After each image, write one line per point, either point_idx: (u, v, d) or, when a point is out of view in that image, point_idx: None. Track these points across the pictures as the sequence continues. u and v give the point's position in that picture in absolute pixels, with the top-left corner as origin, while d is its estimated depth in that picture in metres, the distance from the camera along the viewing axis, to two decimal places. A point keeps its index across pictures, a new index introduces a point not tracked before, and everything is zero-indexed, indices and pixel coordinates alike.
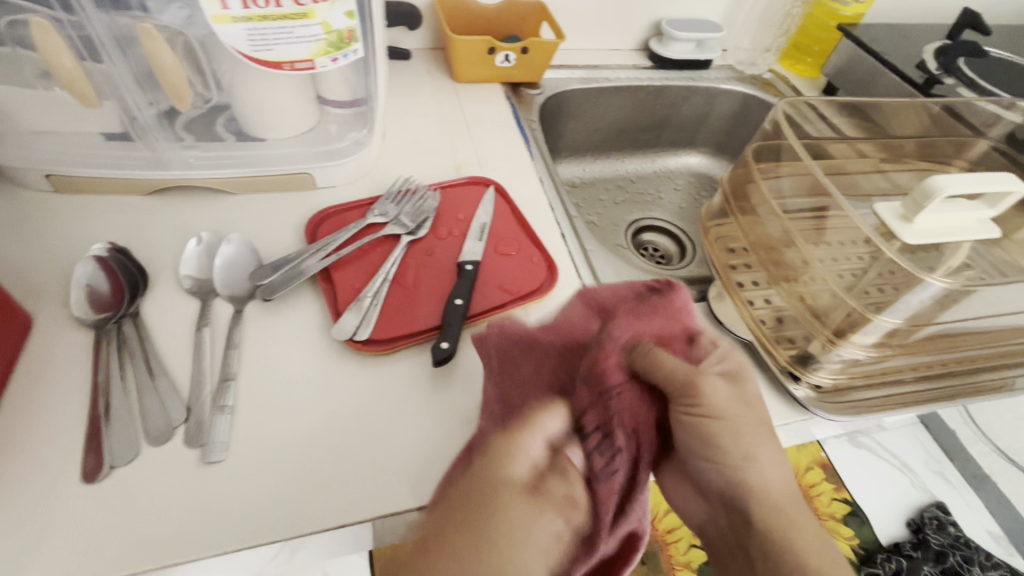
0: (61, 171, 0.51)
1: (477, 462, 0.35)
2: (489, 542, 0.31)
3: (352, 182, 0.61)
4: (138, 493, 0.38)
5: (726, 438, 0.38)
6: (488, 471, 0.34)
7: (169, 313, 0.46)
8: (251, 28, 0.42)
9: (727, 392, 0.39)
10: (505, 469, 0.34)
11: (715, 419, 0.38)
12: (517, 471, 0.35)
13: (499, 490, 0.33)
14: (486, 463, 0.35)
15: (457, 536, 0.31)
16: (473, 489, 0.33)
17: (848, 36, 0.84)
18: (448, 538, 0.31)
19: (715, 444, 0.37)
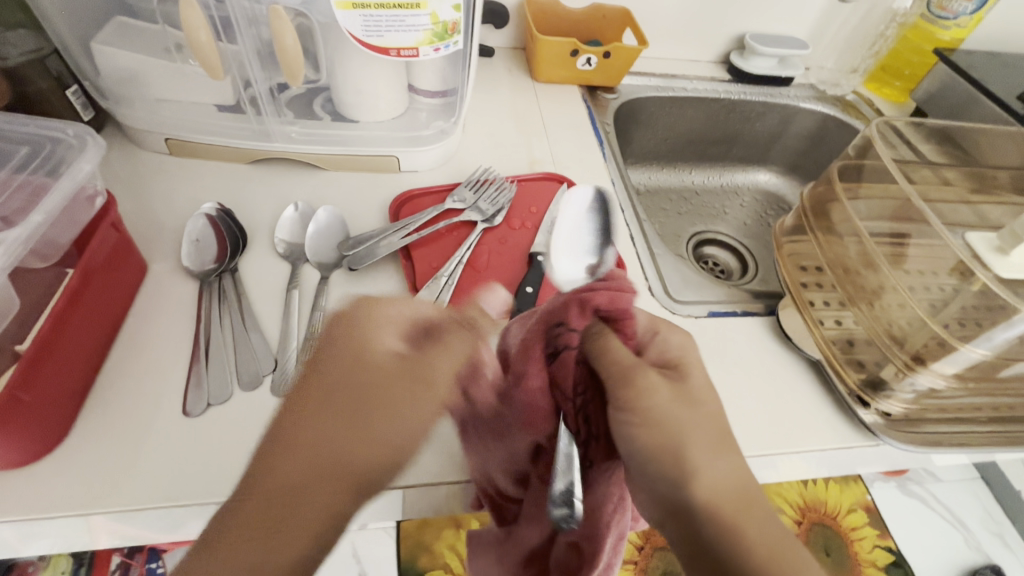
0: (179, 136, 0.56)
1: (336, 330, 0.35)
2: (327, 411, 0.33)
3: (433, 168, 0.63)
4: (228, 431, 0.41)
5: (664, 436, 0.33)
6: (344, 342, 0.34)
7: (264, 273, 0.50)
8: (367, 15, 0.45)
9: (666, 390, 0.35)
10: (367, 335, 0.34)
11: (658, 411, 0.34)
12: (379, 341, 0.34)
13: (351, 359, 0.34)
14: (342, 333, 0.35)
15: (312, 403, 0.33)
16: (336, 357, 0.34)
17: (944, 61, 0.81)
18: (311, 407, 0.33)
19: (647, 445, 0.33)
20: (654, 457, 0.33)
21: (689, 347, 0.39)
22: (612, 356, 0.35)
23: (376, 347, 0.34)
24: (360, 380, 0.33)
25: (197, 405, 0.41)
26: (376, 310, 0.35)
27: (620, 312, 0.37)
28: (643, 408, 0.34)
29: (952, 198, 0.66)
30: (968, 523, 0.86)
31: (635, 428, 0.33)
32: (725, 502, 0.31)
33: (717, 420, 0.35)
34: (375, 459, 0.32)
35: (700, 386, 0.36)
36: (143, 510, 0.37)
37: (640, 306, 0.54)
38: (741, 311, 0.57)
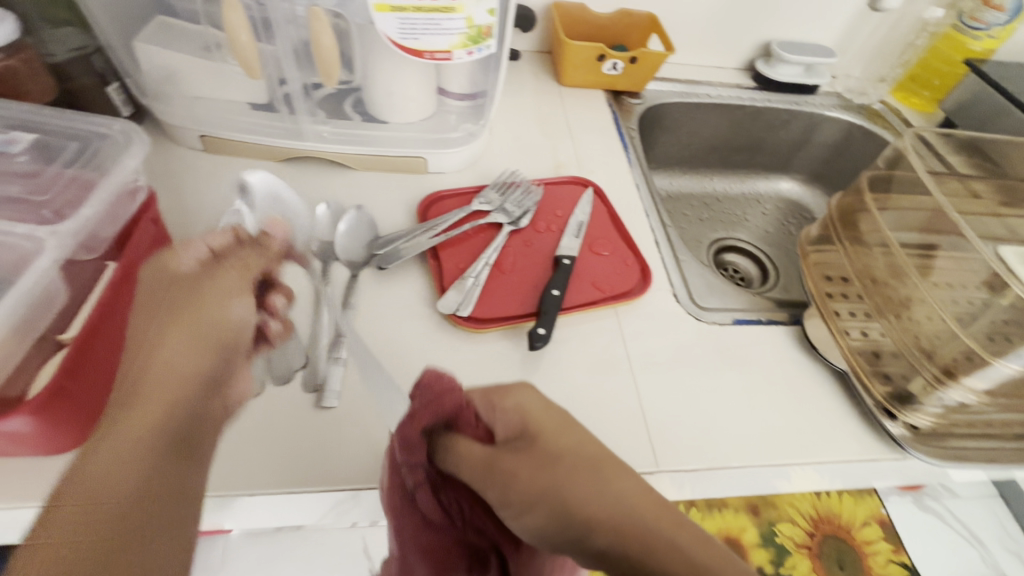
0: (213, 133, 0.57)
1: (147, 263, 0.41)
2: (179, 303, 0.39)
3: (460, 170, 0.64)
4: (261, 424, 0.42)
5: (540, 508, 0.31)
6: (158, 270, 0.41)
7: (295, 269, 0.51)
8: (404, 18, 0.46)
9: (523, 462, 0.33)
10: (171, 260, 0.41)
11: (530, 477, 0.32)
12: (177, 261, 0.41)
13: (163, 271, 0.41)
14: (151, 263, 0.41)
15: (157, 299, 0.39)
16: (151, 281, 0.41)
17: (975, 72, 0.80)
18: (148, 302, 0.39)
19: (532, 522, 0.32)
20: (554, 530, 0.31)
21: (528, 404, 0.35)
22: (464, 457, 0.35)
23: (177, 264, 0.41)
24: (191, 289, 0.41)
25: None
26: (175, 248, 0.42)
27: (451, 411, 0.37)
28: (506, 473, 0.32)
29: (982, 210, 0.65)
30: (983, 539, 0.74)
31: (519, 516, 0.32)
32: (626, 541, 0.28)
33: (591, 449, 0.33)
34: (204, 345, 0.39)
35: (546, 433, 0.34)
36: None
37: (665, 312, 0.54)
38: (765, 320, 0.57)
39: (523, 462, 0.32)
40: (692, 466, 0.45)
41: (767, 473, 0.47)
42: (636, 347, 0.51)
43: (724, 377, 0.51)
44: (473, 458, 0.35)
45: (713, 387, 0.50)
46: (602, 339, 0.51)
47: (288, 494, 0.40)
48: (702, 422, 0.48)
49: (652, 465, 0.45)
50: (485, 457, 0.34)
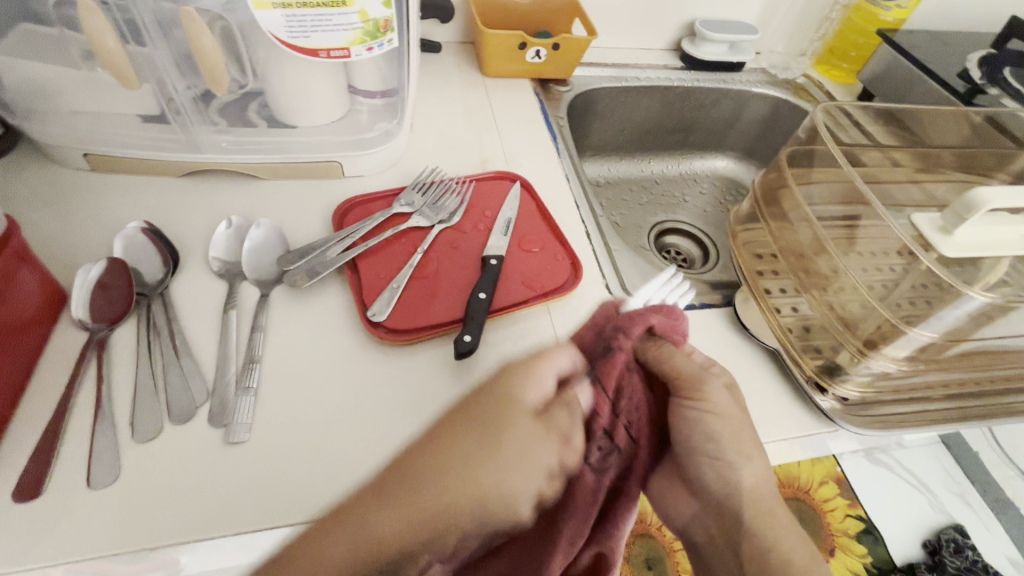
0: (99, 151, 0.52)
1: (496, 382, 0.36)
2: (485, 436, 0.33)
3: (380, 172, 0.61)
4: (159, 470, 0.38)
5: (722, 437, 0.39)
6: (497, 393, 0.35)
7: (200, 293, 0.47)
8: (289, 14, 0.43)
9: (727, 399, 0.40)
10: (517, 390, 0.35)
11: (734, 421, 0.39)
12: (529, 394, 0.35)
13: (509, 408, 0.34)
14: (502, 379, 0.36)
15: (453, 436, 0.34)
16: (481, 408, 0.35)
17: (888, 41, 0.82)
18: (435, 454, 0.33)
19: (712, 440, 0.38)
20: (709, 443, 0.39)
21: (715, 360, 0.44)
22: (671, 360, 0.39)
23: (524, 391, 0.35)
24: (502, 435, 0.33)
25: (106, 447, 0.38)
26: (533, 363, 0.36)
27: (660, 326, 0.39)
28: (715, 403, 0.39)
29: (899, 178, 0.67)
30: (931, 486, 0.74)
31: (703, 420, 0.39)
32: (754, 506, 0.39)
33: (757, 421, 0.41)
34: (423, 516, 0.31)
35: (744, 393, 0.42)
36: (63, 564, 0.34)
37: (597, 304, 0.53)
38: (699, 304, 0.56)
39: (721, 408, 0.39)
40: None
41: None
42: None
43: None
44: (685, 373, 0.39)
45: None
46: (535, 339, 0.50)
47: (198, 543, 0.36)
48: None
49: None
50: (701, 371, 0.39)
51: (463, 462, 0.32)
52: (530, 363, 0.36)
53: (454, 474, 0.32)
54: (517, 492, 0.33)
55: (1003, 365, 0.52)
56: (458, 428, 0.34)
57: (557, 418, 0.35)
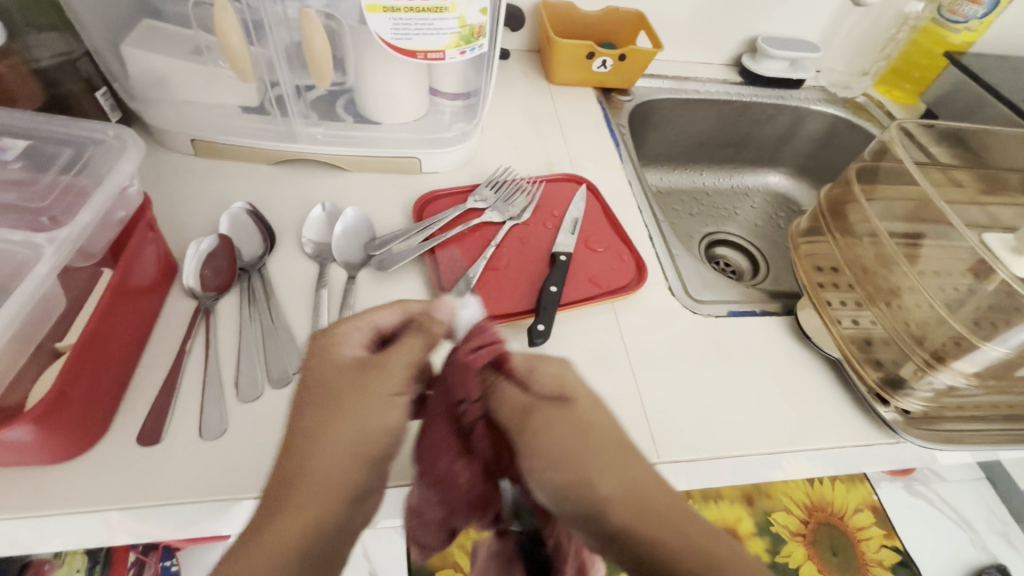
0: (205, 137, 0.57)
1: (310, 359, 0.34)
2: (344, 411, 0.32)
3: (454, 169, 0.64)
4: (259, 429, 0.41)
5: (558, 469, 0.30)
6: (322, 361, 0.34)
7: (293, 272, 0.51)
8: (396, 18, 0.46)
9: (554, 416, 0.32)
10: (337, 352, 0.34)
11: (581, 453, 0.30)
12: (345, 353, 0.34)
13: (337, 373, 0.33)
14: (316, 359, 0.34)
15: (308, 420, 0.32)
16: (314, 380, 0.33)
17: (955, 64, 0.82)
18: (295, 441, 0.31)
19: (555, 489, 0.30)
20: (566, 492, 0.30)
21: (565, 369, 0.35)
22: (504, 403, 0.33)
23: (345, 356, 0.34)
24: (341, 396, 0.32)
25: (216, 404, 0.41)
26: (340, 327, 0.35)
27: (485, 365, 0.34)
28: (541, 443, 0.31)
29: (965, 200, 0.66)
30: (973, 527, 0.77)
31: (539, 469, 0.31)
32: (645, 516, 0.28)
33: (614, 431, 0.31)
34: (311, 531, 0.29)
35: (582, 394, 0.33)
36: (176, 505, 0.38)
37: (660, 305, 0.55)
38: (760, 311, 0.57)
39: (555, 420, 0.32)
40: (689, 456, 0.46)
41: (768, 461, 0.48)
42: (635, 340, 0.52)
43: (721, 368, 0.52)
44: (517, 411, 0.33)
45: (711, 378, 0.51)
46: (600, 334, 0.52)
47: None
48: (697, 410, 0.49)
49: (653, 456, 0.45)
50: (531, 404, 0.33)
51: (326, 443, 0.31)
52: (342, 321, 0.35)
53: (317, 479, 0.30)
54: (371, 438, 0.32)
55: None
56: (311, 399, 0.32)
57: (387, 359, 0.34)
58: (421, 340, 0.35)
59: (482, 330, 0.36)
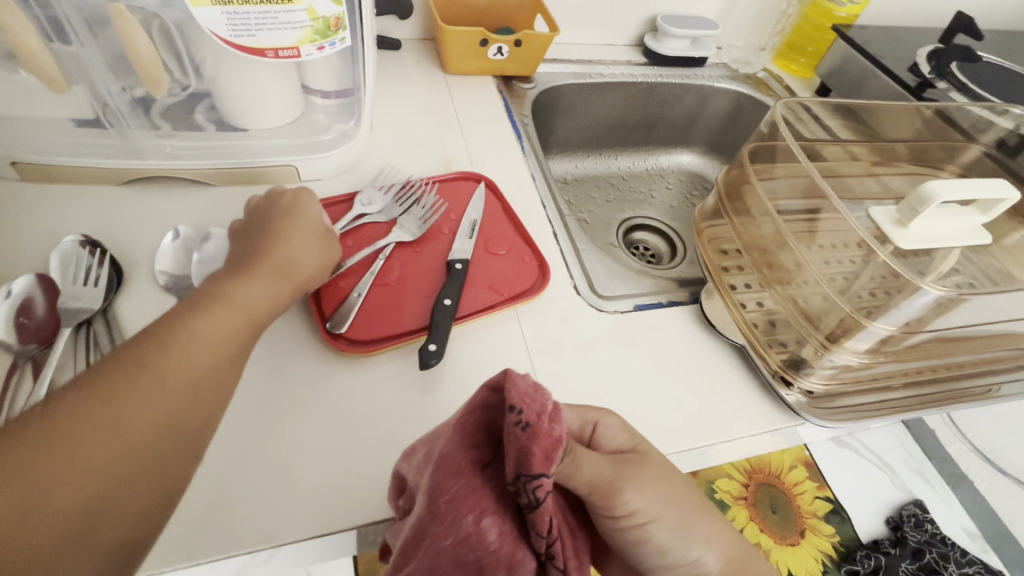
0: (28, 159, 0.48)
1: (278, 220, 0.44)
2: (260, 265, 0.40)
3: (338, 175, 0.59)
4: None
5: (665, 536, 0.34)
6: (282, 216, 0.44)
7: (145, 311, 0.44)
8: (231, 12, 0.40)
9: (650, 484, 0.34)
10: (297, 214, 0.44)
11: (674, 504, 0.34)
12: (309, 217, 0.45)
13: (284, 236, 0.42)
14: (278, 219, 0.44)
15: (246, 254, 0.41)
16: (269, 226, 0.43)
17: (843, 37, 0.83)
18: (231, 264, 0.40)
19: (653, 549, 0.34)
20: (670, 549, 0.34)
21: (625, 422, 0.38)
22: (591, 473, 0.32)
23: (308, 216, 0.45)
24: (270, 253, 0.41)
25: None
26: (306, 205, 0.46)
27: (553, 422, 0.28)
28: (640, 510, 0.33)
29: (859, 172, 0.68)
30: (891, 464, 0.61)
31: (648, 525, 0.33)
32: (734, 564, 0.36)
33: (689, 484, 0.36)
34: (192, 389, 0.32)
35: (653, 452, 0.36)
36: None
37: (567, 306, 0.53)
38: (667, 302, 0.57)
39: (649, 475, 0.34)
40: None
41: (681, 459, 0.47)
42: (541, 349, 0.49)
43: (631, 367, 0.50)
44: (604, 482, 0.32)
45: (619, 379, 0.49)
46: (502, 345, 0.49)
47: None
48: None
49: None
50: (617, 472, 0.33)
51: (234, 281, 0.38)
52: (302, 198, 0.46)
53: (227, 322, 0.35)
54: (261, 305, 0.38)
55: (965, 351, 0.53)
56: (252, 252, 0.41)
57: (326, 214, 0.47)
58: (331, 243, 0.45)
59: (532, 394, 0.29)
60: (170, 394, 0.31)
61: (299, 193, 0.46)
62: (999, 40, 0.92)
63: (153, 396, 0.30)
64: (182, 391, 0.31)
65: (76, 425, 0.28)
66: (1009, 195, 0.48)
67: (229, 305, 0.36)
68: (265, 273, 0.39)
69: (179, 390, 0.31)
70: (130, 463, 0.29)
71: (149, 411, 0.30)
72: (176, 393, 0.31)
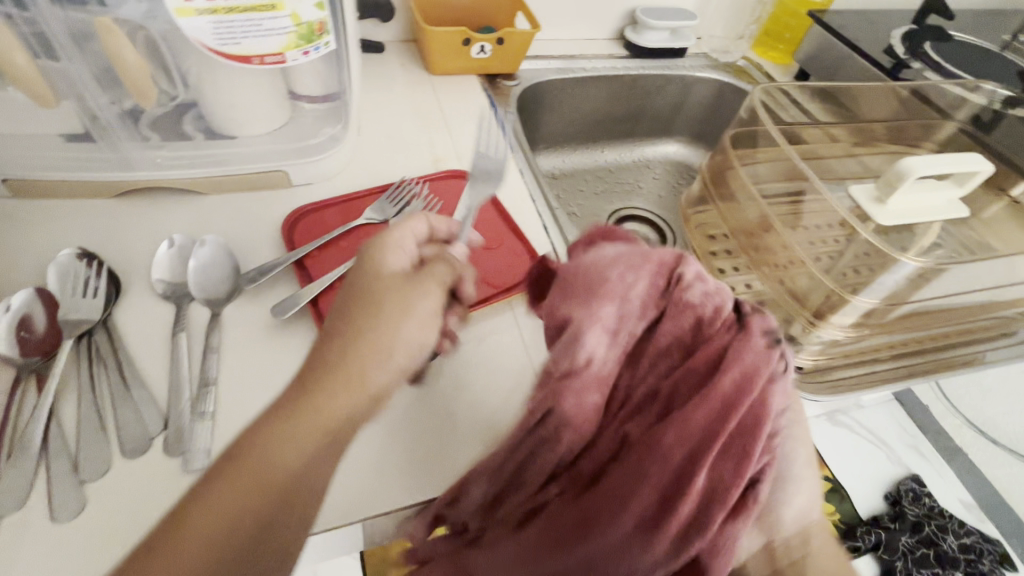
0: (20, 176, 0.49)
1: (369, 259, 0.38)
2: (361, 327, 0.35)
3: (328, 179, 0.59)
4: (112, 510, 0.36)
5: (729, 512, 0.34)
6: (369, 259, 0.38)
7: (145, 319, 0.45)
8: (217, 21, 0.41)
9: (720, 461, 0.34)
10: (379, 262, 0.38)
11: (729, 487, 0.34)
12: (393, 259, 0.38)
13: (374, 283, 0.37)
14: (366, 261, 0.38)
15: (348, 307, 0.36)
16: (357, 280, 0.38)
17: (818, 22, 0.85)
18: (335, 317, 0.37)
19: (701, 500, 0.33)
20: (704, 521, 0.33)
21: None
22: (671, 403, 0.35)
23: (389, 259, 0.38)
24: (375, 303, 0.36)
25: (57, 486, 0.36)
26: (387, 234, 0.39)
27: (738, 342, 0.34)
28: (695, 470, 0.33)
29: (840, 153, 0.69)
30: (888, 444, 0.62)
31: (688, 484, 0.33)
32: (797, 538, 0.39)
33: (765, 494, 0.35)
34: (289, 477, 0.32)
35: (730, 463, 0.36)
36: None
37: None
38: None
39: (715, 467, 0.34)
40: None
41: None
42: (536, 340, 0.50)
43: None
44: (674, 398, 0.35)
45: None
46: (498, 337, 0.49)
47: None
48: None
49: None
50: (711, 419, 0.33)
51: (331, 348, 0.35)
52: (391, 229, 0.40)
53: (331, 390, 0.33)
54: (370, 376, 0.34)
55: (948, 321, 0.55)
56: (350, 304, 0.36)
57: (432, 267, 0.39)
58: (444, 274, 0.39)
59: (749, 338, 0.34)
60: (263, 485, 0.31)
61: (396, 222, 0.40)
62: (971, 19, 0.94)
63: (243, 493, 0.31)
64: (269, 483, 0.32)
65: (185, 523, 0.30)
66: (982, 168, 0.50)
67: (328, 382, 0.34)
68: (364, 335, 0.35)
69: (273, 481, 0.32)
70: (225, 557, 0.30)
71: (237, 511, 0.31)
72: (271, 486, 0.32)
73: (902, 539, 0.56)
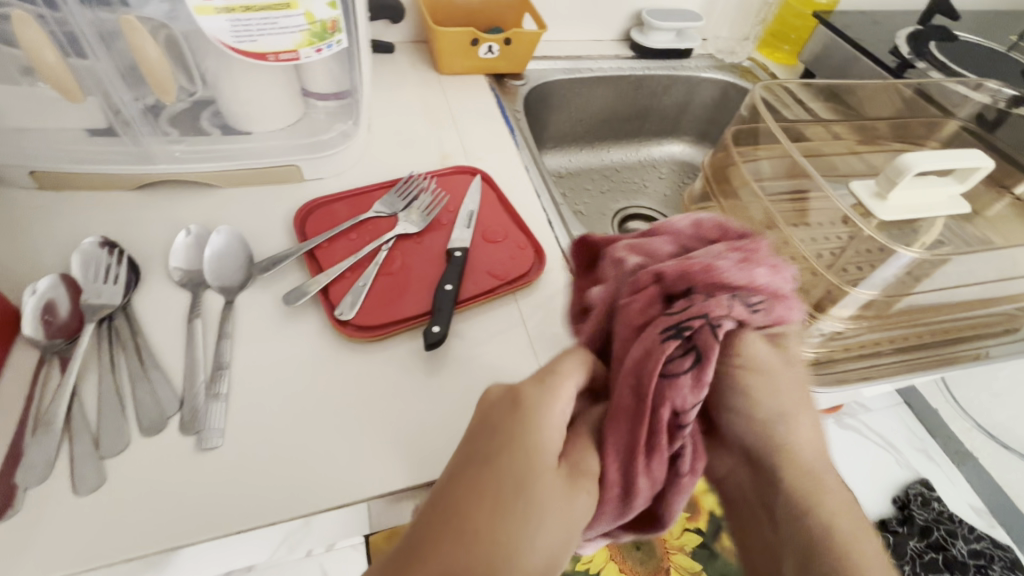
0: (46, 168, 0.51)
1: (522, 424, 0.30)
2: (508, 534, 0.27)
3: (339, 174, 0.61)
4: (130, 484, 0.37)
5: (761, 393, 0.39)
6: (521, 430, 0.30)
7: (162, 306, 0.46)
8: (233, 19, 0.43)
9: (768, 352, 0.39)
10: (542, 441, 0.30)
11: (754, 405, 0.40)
12: (553, 434, 0.31)
13: (534, 468, 0.29)
14: (521, 427, 0.30)
15: (490, 495, 0.28)
16: (507, 457, 0.29)
17: (823, 23, 0.86)
18: (474, 508, 0.27)
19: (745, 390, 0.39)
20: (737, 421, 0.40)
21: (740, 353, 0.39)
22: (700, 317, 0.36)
23: (551, 435, 0.31)
24: (534, 504, 0.28)
25: (79, 461, 0.37)
26: (556, 390, 0.32)
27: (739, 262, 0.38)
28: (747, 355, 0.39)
29: (842, 151, 0.70)
30: (897, 446, 0.89)
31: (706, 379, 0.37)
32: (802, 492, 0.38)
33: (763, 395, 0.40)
34: None
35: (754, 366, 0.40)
36: None
37: (563, 288, 0.55)
38: None
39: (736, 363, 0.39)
40: None
41: None
42: (538, 331, 0.51)
43: None
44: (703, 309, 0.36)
45: None
46: (501, 327, 0.51)
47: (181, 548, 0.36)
48: None
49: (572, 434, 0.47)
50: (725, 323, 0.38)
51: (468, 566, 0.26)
52: (554, 379, 0.33)
53: None
54: None
55: (947, 315, 0.56)
56: (500, 495, 0.28)
57: (584, 463, 0.32)
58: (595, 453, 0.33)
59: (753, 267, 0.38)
60: None
61: (562, 367, 0.34)
62: (977, 21, 0.94)
63: None
64: None
65: None
66: (983, 164, 0.51)
67: None
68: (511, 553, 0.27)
69: None
70: None
71: None
72: None
73: (910, 543, 0.78)
